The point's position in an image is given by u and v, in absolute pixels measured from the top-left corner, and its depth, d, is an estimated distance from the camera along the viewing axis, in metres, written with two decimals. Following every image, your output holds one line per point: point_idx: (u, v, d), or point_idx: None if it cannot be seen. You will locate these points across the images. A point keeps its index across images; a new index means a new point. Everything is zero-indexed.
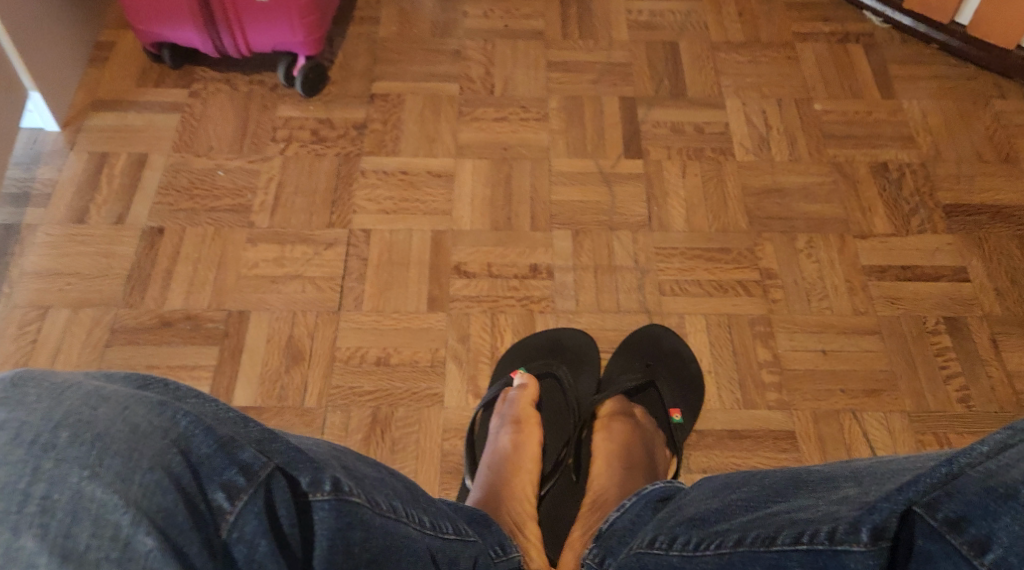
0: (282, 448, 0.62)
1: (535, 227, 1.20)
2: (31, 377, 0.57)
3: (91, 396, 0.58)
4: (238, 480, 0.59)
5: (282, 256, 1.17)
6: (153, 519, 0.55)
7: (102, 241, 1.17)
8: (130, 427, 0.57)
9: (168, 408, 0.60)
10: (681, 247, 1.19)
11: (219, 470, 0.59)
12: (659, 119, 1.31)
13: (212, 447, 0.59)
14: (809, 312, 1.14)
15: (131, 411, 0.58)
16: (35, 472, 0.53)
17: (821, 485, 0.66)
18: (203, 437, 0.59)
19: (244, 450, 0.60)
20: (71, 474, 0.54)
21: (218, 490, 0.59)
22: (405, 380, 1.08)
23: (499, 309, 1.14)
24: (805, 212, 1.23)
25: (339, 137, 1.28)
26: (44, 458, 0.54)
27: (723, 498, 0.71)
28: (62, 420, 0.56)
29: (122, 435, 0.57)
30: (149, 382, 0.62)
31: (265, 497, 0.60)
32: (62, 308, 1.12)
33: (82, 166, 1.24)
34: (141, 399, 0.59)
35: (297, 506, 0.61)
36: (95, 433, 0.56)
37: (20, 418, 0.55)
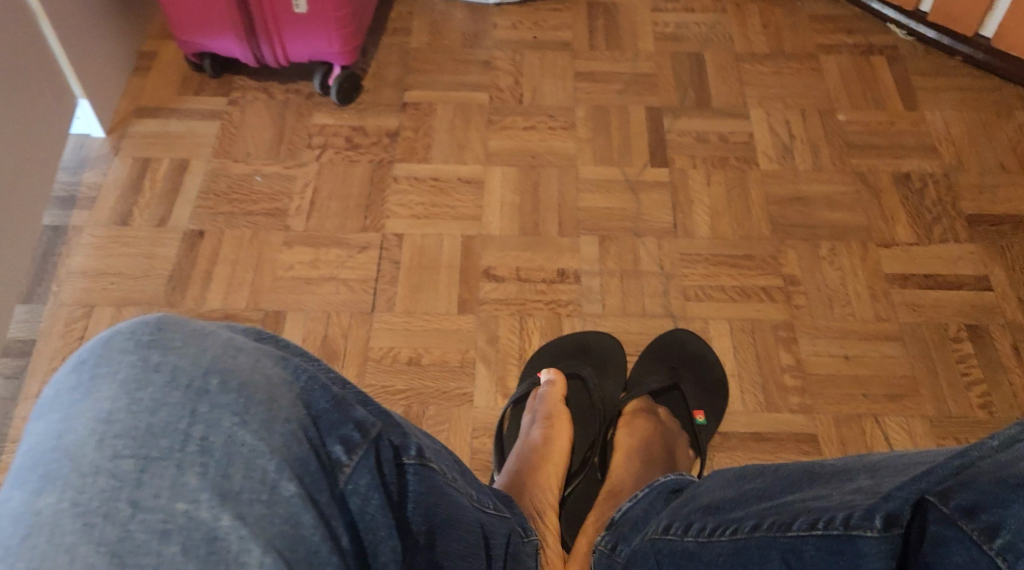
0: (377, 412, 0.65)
1: (562, 233, 1.23)
2: (173, 326, 0.61)
3: (230, 346, 0.61)
4: (355, 435, 0.62)
5: (317, 258, 1.20)
6: (291, 469, 0.58)
7: (145, 243, 1.22)
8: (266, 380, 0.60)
9: (295, 364, 0.63)
10: (705, 253, 1.22)
11: (338, 426, 0.62)
12: (685, 128, 1.34)
13: (329, 402, 0.62)
14: (832, 318, 1.16)
15: (265, 364, 0.61)
16: (186, 417, 0.57)
17: (835, 477, 0.67)
18: (322, 393, 0.62)
19: (356, 408, 0.63)
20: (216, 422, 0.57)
21: (338, 445, 0.62)
22: (435, 380, 1.11)
23: (527, 312, 1.17)
24: (828, 220, 1.25)
25: (372, 144, 1.32)
26: (193, 404, 0.58)
27: (738, 487, 0.73)
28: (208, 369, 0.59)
29: (262, 385, 0.60)
30: (266, 337, 0.65)
31: (379, 456, 0.63)
32: (107, 305, 1.16)
33: (126, 170, 1.29)
34: (268, 353, 0.62)
35: (395, 465, 0.64)
36: (236, 383, 0.59)
37: (169, 364, 0.59)
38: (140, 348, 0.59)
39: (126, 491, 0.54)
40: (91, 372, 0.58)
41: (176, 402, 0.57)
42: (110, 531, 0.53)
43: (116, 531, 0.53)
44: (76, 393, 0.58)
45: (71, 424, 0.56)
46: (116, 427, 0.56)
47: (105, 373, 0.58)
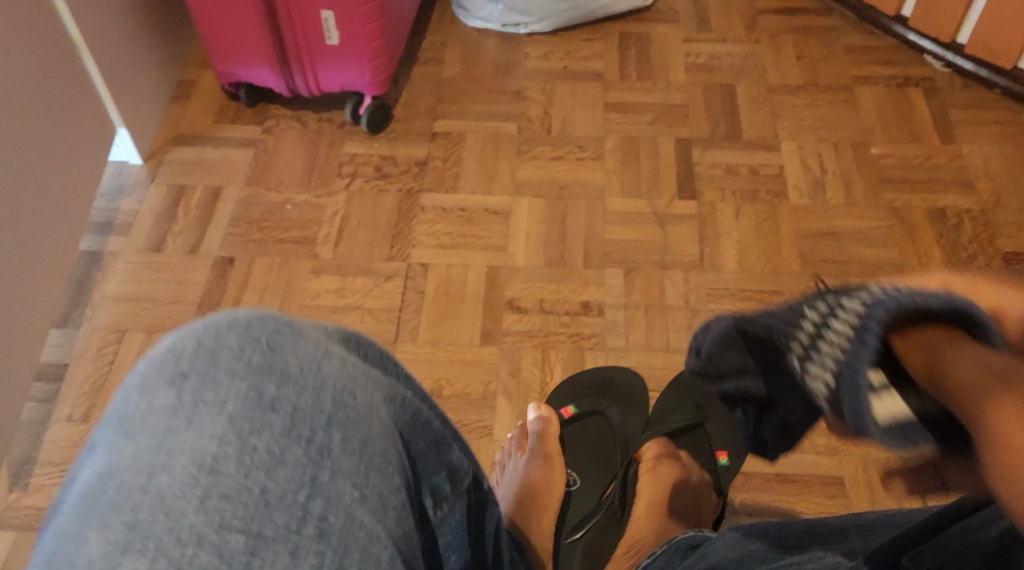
0: (460, 438, 0.63)
1: (588, 265, 1.23)
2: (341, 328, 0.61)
3: (383, 358, 0.61)
4: (445, 486, 0.60)
5: (343, 287, 1.23)
6: (433, 481, 0.60)
7: (177, 269, 1.26)
8: (412, 403, 0.60)
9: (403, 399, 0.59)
10: (732, 288, 1.20)
11: (435, 469, 0.60)
12: (715, 160, 1.33)
13: (428, 445, 0.60)
14: None
15: (398, 374, 0.61)
16: (336, 428, 0.54)
17: (833, 537, 0.71)
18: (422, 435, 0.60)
19: (451, 454, 0.61)
20: (387, 434, 0.56)
21: (439, 473, 0.60)
22: (457, 412, 1.12)
23: (550, 344, 1.17)
24: (862, 255, 1.22)
25: (401, 173, 1.34)
26: (360, 416, 0.55)
27: (744, 547, 0.74)
28: (353, 390, 0.56)
29: (407, 404, 0.59)
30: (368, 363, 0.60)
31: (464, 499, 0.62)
32: (138, 330, 1.21)
33: (161, 198, 1.33)
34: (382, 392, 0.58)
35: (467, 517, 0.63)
36: (398, 392, 0.59)
37: (329, 378, 0.56)
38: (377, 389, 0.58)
39: (320, 485, 0.52)
40: (226, 369, 0.55)
41: (276, 391, 0.54)
42: (334, 520, 0.52)
43: (320, 508, 0.52)
44: (173, 415, 0.53)
45: (132, 410, 0.54)
46: (272, 421, 0.53)
47: (223, 364, 0.55)
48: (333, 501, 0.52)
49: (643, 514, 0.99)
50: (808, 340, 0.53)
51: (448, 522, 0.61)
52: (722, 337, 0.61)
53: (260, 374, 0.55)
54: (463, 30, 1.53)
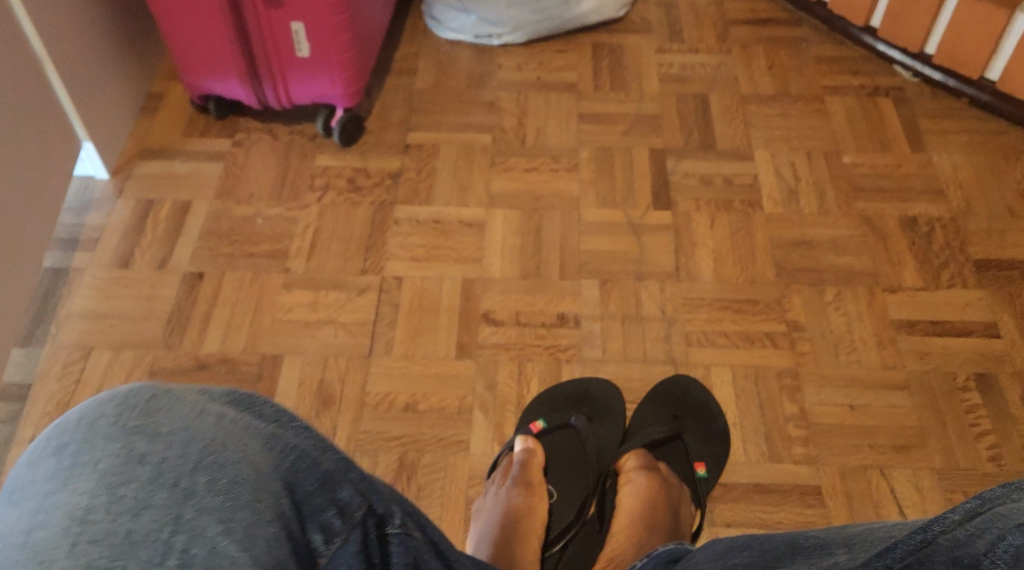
0: (360, 478, 0.61)
1: (564, 276, 1.22)
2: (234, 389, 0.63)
3: (278, 414, 0.61)
4: (336, 521, 0.59)
5: (317, 301, 1.22)
6: (323, 519, 0.59)
7: (145, 284, 1.24)
8: (298, 448, 0.60)
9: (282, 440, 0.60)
10: (708, 298, 1.20)
11: (323, 507, 0.59)
12: (689, 170, 1.33)
13: (315, 483, 0.59)
14: (838, 364, 1.14)
15: (292, 428, 0.61)
16: (200, 473, 0.56)
17: (816, 552, 0.70)
18: (308, 473, 0.59)
19: (342, 489, 0.60)
20: (260, 476, 0.57)
21: (329, 510, 0.59)
22: (433, 427, 1.11)
23: (527, 356, 1.16)
24: (835, 264, 1.23)
25: (374, 186, 1.33)
26: (229, 462, 0.57)
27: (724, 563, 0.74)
28: (224, 441, 0.57)
29: (292, 450, 0.59)
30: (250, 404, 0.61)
31: (367, 532, 0.60)
32: (105, 348, 1.19)
33: (128, 212, 1.31)
34: (257, 433, 0.59)
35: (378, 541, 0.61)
36: (279, 440, 0.60)
37: (201, 431, 0.57)
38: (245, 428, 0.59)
39: (183, 523, 0.53)
40: (101, 432, 0.56)
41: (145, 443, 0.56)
42: (196, 552, 0.53)
43: (183, 541, 0.53)
44: (51, 480, 0.54)
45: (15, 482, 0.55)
46: (138, 473, 0.55)
47: (100, 429, 0.56)
48: (197, 536, 0.53)
49: (623, 525, 0.98)
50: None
51: (344, 558, 0.59)
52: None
53: (133, 434, 0.56)
54: (436, 42, 1.52)
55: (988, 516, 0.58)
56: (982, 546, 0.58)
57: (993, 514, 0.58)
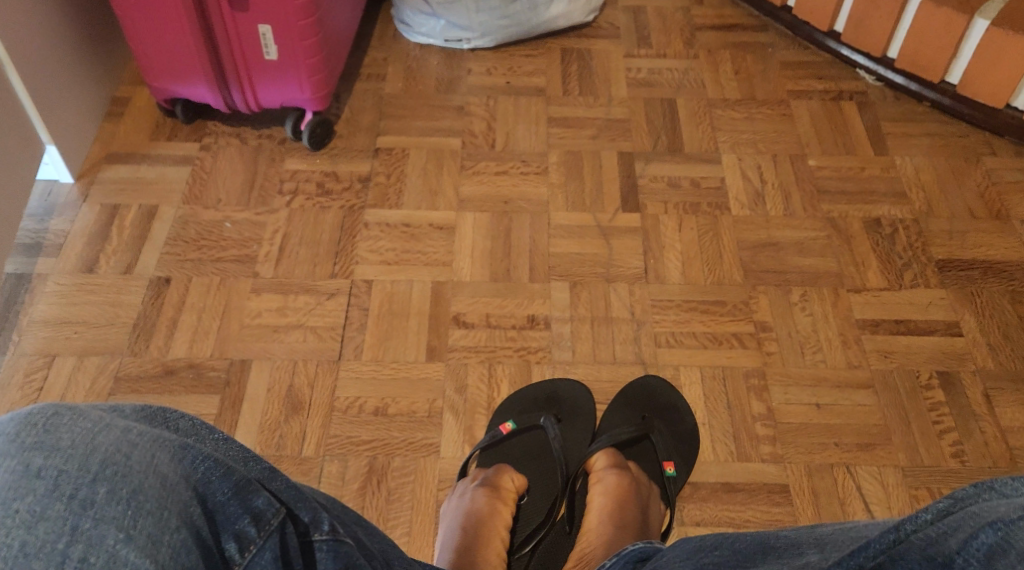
0: (282, 487, 0.61)
1: (533, 279, 1.23)
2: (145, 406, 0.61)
3: (190, 427, 0.61)
4: (251, 529, 0.58)
5: (286, 305, 1.21)
6: (237, 528, 0.58)
7: (110, 290, 1.23)
8: (212, 458, 0.59)
9: (192, 450, 0.58)
10: (677, 299, 1.21)
11: (238, 515, 0.58)
12: (657, 173, 1.34)
13: (229, 492, 0.58)
14: (804, 364, 1.15)
15: (211, 437, 0.61)
16: (102, 483, 0.54)
17: (787, 552, 0.71)
18: (221, 482, 0.58)
19: (258, 496, 0.59)
20: (168, 486, 0.56)
21: (244, 518, 0.58)
22: (402, 430, 1.11)
23: (497, 359, 1.16)
24: (800, 265, 1.24)
25: (344, 190, 1.33)
26: (133, 472, 0.55)
27: (695, 562, 0.75)
28: (129, 452, 0.56)
29: (203, 460, 0.58)
30: (158, 419, 0.61)
31: (286, 539, 0.59)
32: (70, 355, 1.18)
33: (93, 217, 1.30)
34: (164, 443, 0.58)
35: (300, 546, 0.60)
36: (191, 451, 0.58)
37: (104, 442, 0.56)
38: (152, 438, 0.58)
39: (81, 532, 0.52)
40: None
41: (45, 456, 0.54)
42: (95, 561, 0.51)
43: (81, 552, 0.51)
44: None
45: None
46: (34, 486, 0.53)
47: None
48: (96, 545, 0.52)
49: (593, 530, 0.98)
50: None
51: (260, 566, 0.57)
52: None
53: (30, 449, 0.54)
54: (406, 47, 1.52)
55: (961, 515, 0.58)
56: (955, 544, 0.57)
57: (965, 512, 0.58)
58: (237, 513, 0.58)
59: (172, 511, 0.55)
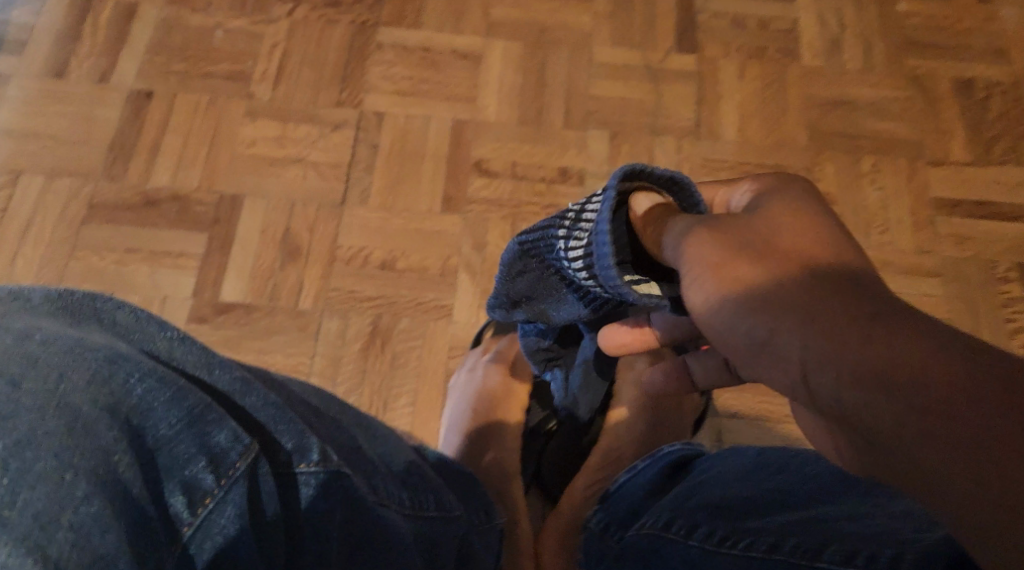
0: (258, 404, 0.51)
1: (568, 125, 1.07)
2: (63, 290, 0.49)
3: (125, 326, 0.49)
4: (205, 474, 0.47)
5: (284, 135, 1.06)
6: (184, 472, 0.46)
7: (82, 101, 1.07)
8: (157, 374, 0.47)
9: (126, 367, 0.46)
10: (731, 160, 1.06)
11: (190, 455, 0.47)
12: (719, 8, 1.15)
13: (176, 425, 0.46)
14: (867, 246, 1.01)
15: (162, 336, 0.50)
16: None
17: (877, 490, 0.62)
18: (163, 412, 0.46)
19: (215, 430, 0.47)
20: (85, 424, 0.44)
21: (196, 459, 0.47)
22: (411, 289, 0.99)
23: (522, 215, 1.02)
24: (875, 130, 1.08)
25: (355, 3, 1.14)
26: (31, 407, 0.43)
27: (756, 483, 0.68)
28: (27, 375, 0.43)
29: (139, 382, 0.46)
30: (80, 305, 0.49)
31: (257, 478, 0.49)
32: (37, 174, 1.03)
33: (63, 11, 1.12)
34: (84, 360, 0.45)
35: (279, 480, 0.50)
36: (125, 369, 0.46)
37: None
38: (67, 351, 0.45)
39: None
40: None
41: None
42: None
43: None
44: None
45: None
46: None
47: None
48: None
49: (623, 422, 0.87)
50: (571, 224, 0.62)
51: (218, 520, 0.47)
52: (510, 256, 0.72)
53: None
54: None
55: None
56: None
57: None
58: (185, 452, 0.47)
59: (87, 457, 0.43)
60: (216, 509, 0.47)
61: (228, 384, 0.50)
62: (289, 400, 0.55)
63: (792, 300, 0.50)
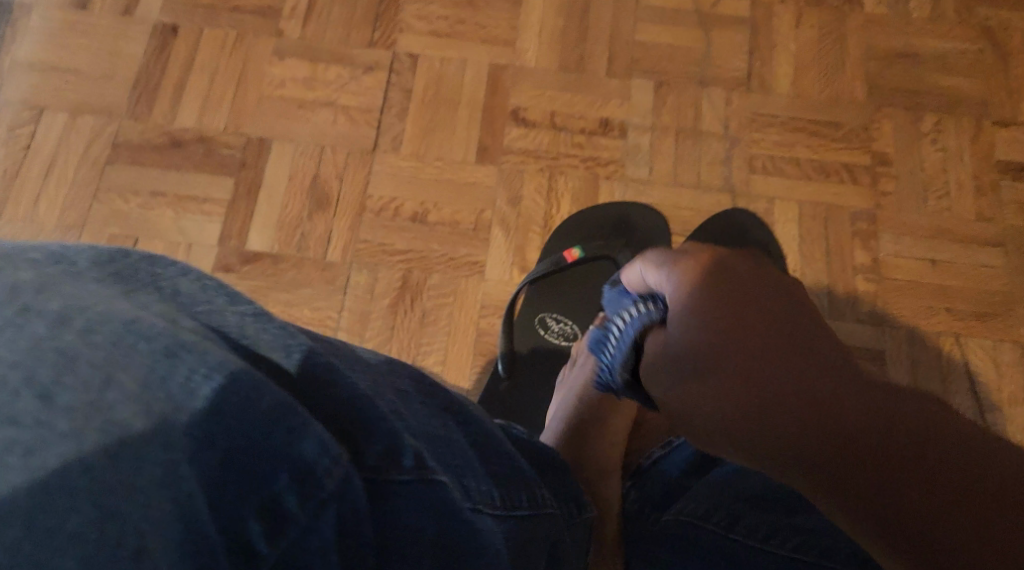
0: (341, 399, 0.43)
1: (611, 73, 1.01)
2: (115, 251, 0.43)
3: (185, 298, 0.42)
4: (287, 490, 0.38)
5: (313, 76, 1.02)
6: (263, 489, 0.38)
7: (106, 34, 1.03)
8: (232, 366, 0.39)
9: (195, 355, 0.38)
10: (782, 115, 1.00)
11: (275, 465, 0.38)
12: None
13: (255, 428, 0.38)
14: (924, 210, 0.96)
15: (232, 313, 0.43)
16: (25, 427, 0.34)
17: None
18: (236, 411, 0.38)
19: (302, 438, 0.39)
20: (137, 431, 0.36)
21: (279, 470, 0.38)
22: (443, 243, 0.95)
23: (559, 169, 0.98)
24: (939, 86, 1.01)
25: None
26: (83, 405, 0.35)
27: None
28: (71, 364, 0.36)
29: (210, 373, 0.38)
30: (129, 272, 0.42)
31: (349, 494, 0.41)
32: (60, 111, 1.00)
33: None
34: (143, 348, 0.38)
35: (371, 489, 0.43)
36: (187, 360, 0.38)
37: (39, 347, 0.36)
38: (122, 335, 0.38)
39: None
40: None
41: None
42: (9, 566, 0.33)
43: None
44: None
45: None
46: None
47: None
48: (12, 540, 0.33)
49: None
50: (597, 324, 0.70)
51: (301, 547, 0.39)
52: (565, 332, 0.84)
53: None
54: None
55: None
56: None
57: None
58: (265, 460, 0.38)
59: (140, 469, 0.36)
60: (297, 534, 0.39)
61: (311, 374, 0.43)
62: (374, 383, 0.48)
63: (715, 397, 0.52)
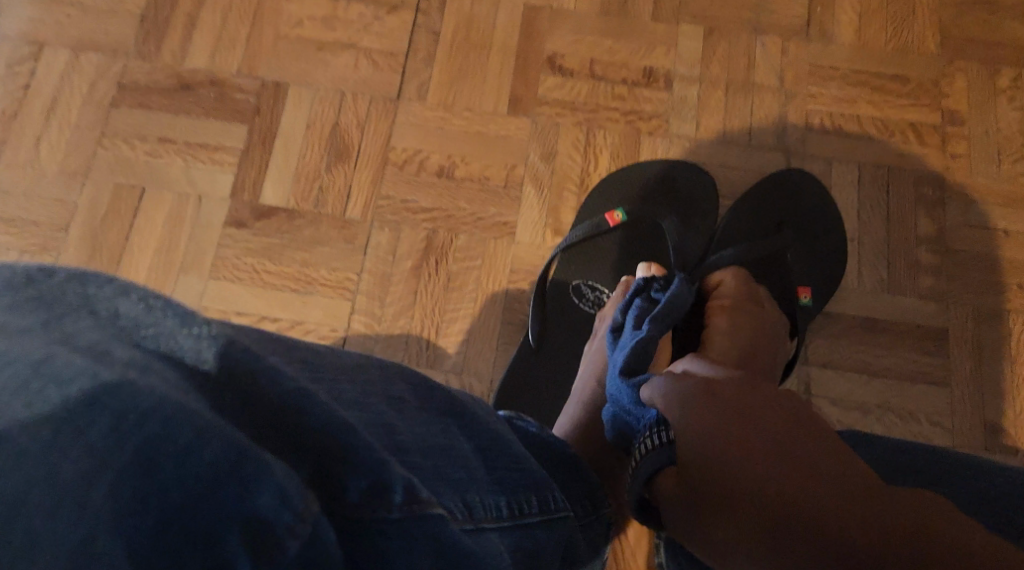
0: (319, 427, 0.38)
1: (657, 17, 0.93)
2: (44, 271, 0.37)
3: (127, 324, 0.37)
4: (243, 548, 0.34)
5: (334, 16, 0.94)
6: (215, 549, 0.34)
7: None
8: (167, 409, 0.34)
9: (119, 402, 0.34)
10: (844, 68, 0.91)
11: (226, 520, 0.34)
12: None
13: (195, 482, 0.34)
14: (997, 176, 0.88)
15: (185, 334, 0.37)
16: None
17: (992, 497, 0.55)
18: (173, 463, 0.34)
19: (257, 487, 0.34)
20: (59, 495, 0.32)
21: (232, 527, 0.34)
22: (471, 202, 0.88)
23: (598, 123, 0.90)
24: (1018, 37, 0.92)
25: None
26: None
27: None
28: None
29: (139, 422, 0.34)
30: (66, 296, 0.37)
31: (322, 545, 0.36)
32: (61, 48, 0.93)
33: None
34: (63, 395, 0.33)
35: (347, 530, 0.38)
36: (111, 406, 0.34)
37: None
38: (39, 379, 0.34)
39: None
40: None
41: None
42: None
43: None
44: None
45: None
46: None
47: None
48: None
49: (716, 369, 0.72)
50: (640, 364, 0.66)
51: None
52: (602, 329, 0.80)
53: None
54: None
55: None
56: None
57: None
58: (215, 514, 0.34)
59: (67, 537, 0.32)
60: None
61: (274, 406, 0.38)
62: (360, 395, 0.44)
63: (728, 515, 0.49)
